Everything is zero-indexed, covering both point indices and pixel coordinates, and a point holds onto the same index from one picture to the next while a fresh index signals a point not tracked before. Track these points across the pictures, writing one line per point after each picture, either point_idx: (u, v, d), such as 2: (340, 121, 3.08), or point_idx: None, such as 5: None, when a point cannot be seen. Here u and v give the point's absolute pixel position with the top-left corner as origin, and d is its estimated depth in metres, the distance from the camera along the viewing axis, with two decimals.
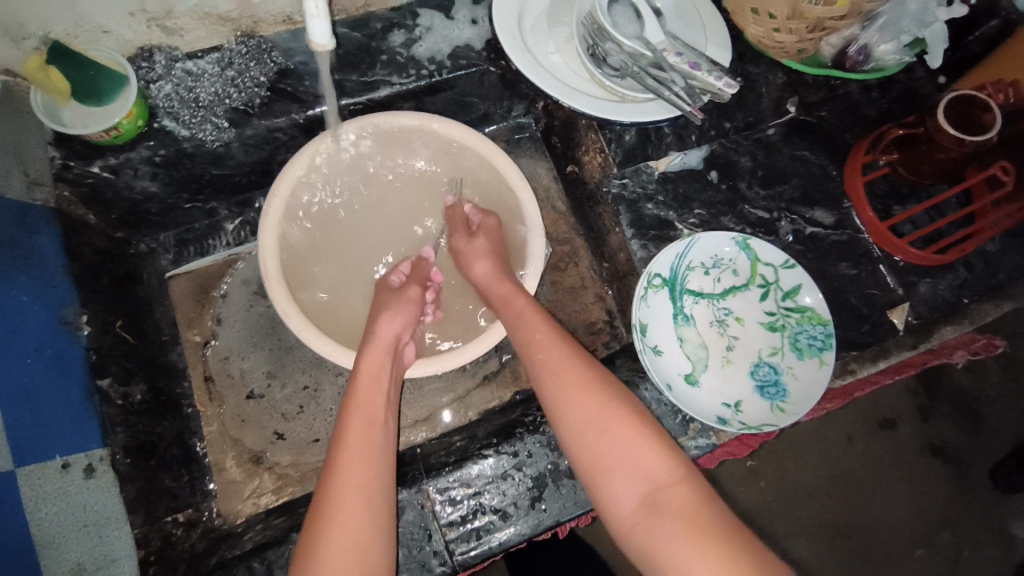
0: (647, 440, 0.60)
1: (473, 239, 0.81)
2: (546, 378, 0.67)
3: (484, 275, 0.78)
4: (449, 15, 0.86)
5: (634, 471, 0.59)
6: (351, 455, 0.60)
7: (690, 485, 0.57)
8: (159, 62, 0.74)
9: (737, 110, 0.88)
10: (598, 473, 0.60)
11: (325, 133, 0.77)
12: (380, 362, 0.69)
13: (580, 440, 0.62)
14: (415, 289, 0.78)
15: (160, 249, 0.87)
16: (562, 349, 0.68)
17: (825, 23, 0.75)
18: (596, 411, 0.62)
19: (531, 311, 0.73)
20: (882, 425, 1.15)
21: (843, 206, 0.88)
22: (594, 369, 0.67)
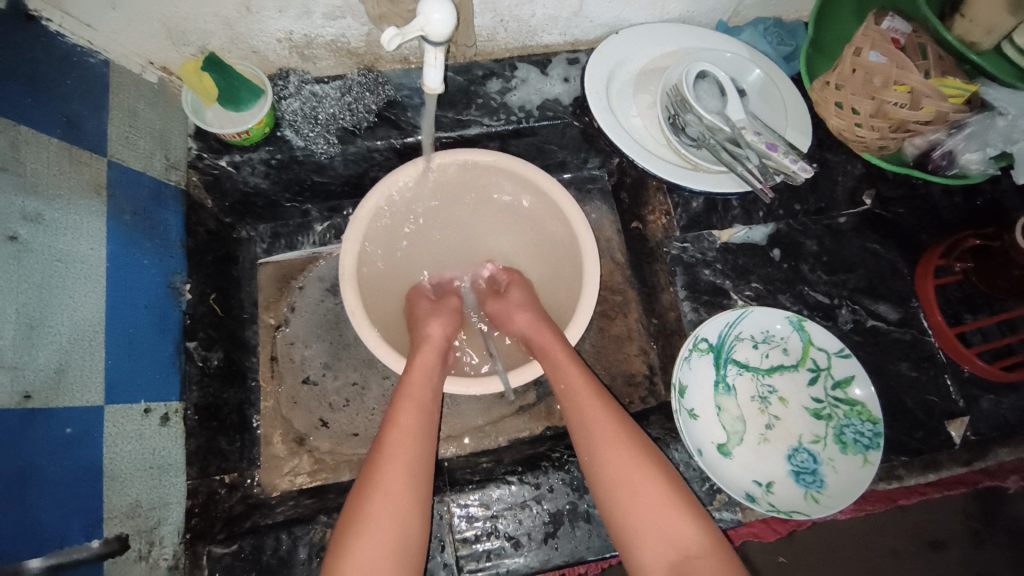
0: (678, 507, 0.63)
1: (506, 295, 0.86)
2: (579, 429, 0.70)
3: (526, 326, 0.81)
4: (544, 71, 0.94)
5: (663, 538, 0.61)
6: (403, 450, 0.66)
7: (717, 562, 0.60)
8: (292, 82, 0.86)
9: (810, 194, 0.90)
10: (627, 533, 0.63)
11: (415, 161, 0.84)
12: (428, 369, 0.74)
13: (611, 490, 0.65)
14: (454, 302, 0.85)
15: (257, 238, 0.98)
16: (591, 394, 0.72)
17: (908, 124, 0.77)
18: (633, 471, 0.65)
19: (564, 356, 0.76)
20: (929, 545, 1.05)
21: (911, 305, 0.86)
22: (625, 425, 0.69)
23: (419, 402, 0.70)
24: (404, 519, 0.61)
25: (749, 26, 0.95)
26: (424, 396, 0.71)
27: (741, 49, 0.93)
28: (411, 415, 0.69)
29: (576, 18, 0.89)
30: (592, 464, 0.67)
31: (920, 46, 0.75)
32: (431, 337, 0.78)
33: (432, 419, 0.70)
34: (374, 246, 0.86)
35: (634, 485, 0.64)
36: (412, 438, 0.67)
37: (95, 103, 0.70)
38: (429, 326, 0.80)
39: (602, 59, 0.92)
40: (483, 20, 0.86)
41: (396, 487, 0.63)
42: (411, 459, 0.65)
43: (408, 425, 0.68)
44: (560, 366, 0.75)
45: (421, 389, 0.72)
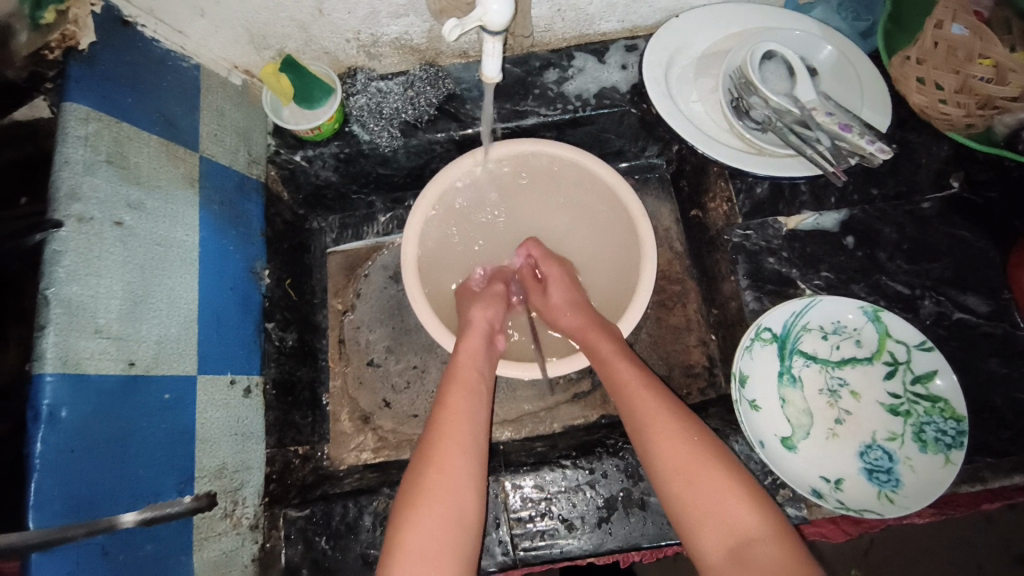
0: (736, 491, 0.61)
1: (547, 293, 0.86)
2: (630, 415, 0.70)
3: (571, 327, 0.82)
4: (602, 59, 0.94)
5: (722, 523, 0.59)
6: (456, 424, 0.69)
7: (784, 548, 0.57)
8: (359, 80, 0.91)
9: (889, 177, 0.84)
10: (685, 517, 0.62)
11: (474, 151, 0.87)
12: (478, 355, 0.76)
13: (668, 480, 0.64)
14: (500, 287, 0.87)
15: (327, 228, 1.04)
16: (640, 384, 0.71)
17: (996, 100, 0.70)
18: (688, 461, 0.63)
19: (607, 346, 0.76)
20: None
21: (1003, 297, 0.79)
22: (677, 410, 0.68)
23: (470, 381, 0.73)
24: (457, 490, 0.64)
25: (822, 1, 0.90)
26: (474, 378, 0.74)
27: (812, 27, 0.89)
28: (462, 394, 0.72)
29: (635, 4, 0.88)
30: (644, 449, 0.67)
31: (1005, 20, 0.69)
32: (472, 320, 0.80)
33: (483, 397, 0.73)
34: (434, 234, 0.90)
35: (689, 468, 0.63)
36: (464, 415, 0.70)
37: (189, 103, 0.77)
38: (472, 312, 0.82)
39: (661, 44, 0.91)
40: (542, 11, 0.86)
41: (448, 463, 0.65)
42: (463, 437, 0.68)
43: (459, 404, 0.71)
44: (606, 358, 0.75)
45: (471, 371, 0.74)
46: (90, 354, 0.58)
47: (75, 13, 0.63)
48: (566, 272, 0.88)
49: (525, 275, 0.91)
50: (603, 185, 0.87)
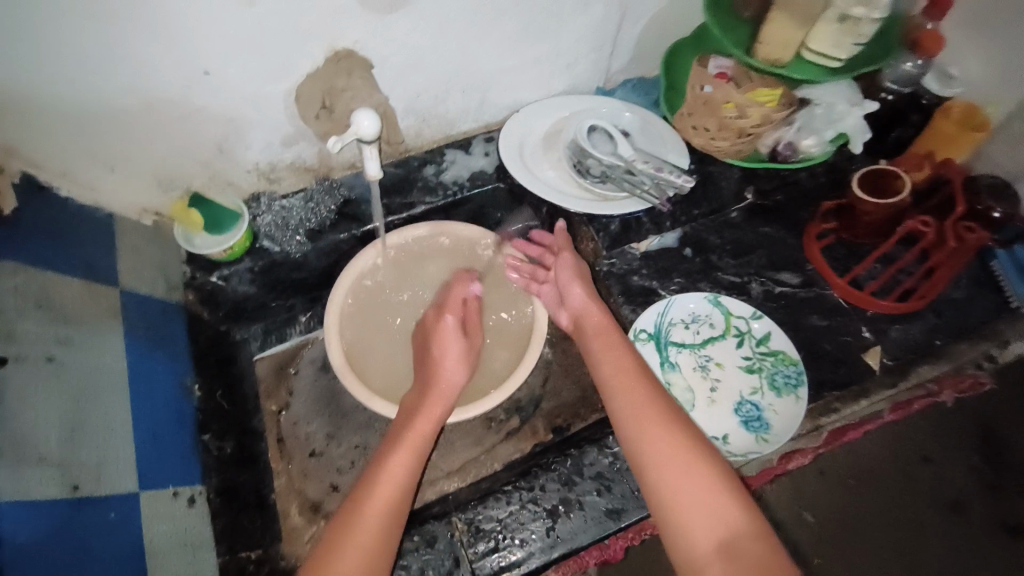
0: (725, 486, 0.65)
1: (563, 271, 0.94)
2: (627, 411, 0.73)
3: (579, 302, 0.89)
4: (467, 151, 1.15)
5: (711, 519, 0.62)
6: (388, 481, 0.74)
7: (768, 541, 0.61)
8: (263, 203, 1.03)
9: (703, 199, 1.06)
10: (671, 510, 0.64)
11: (375, 242, 1.01)
12: (428, 423, 0.82)
13: (655, 472, 0.67)
14: (473, 337, 0.92)
15: (251, 338, 1.09)
16: (638, 380, 0.76)
17: (748, 129, 1.01)
18: (678, 454, 0.67)
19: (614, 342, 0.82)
20: None
21: (807, 269, 1.02)
22: (671, 406, 0.72)
23: (414, 441, 0.79)
24: (370, 552, 0.69)
25: (621, 87, 1.19)
26: (418, 440, 0.79)
27: (619, 104, 1.15)
28: (404, 454, 0.77)
29: (484, 107, 1.11)
30: (639, 442, 0.70)
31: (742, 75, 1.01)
32: (444, 364, 0.87)
33: (421, 458, 0.78)
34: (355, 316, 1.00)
35: (682, 463, 0.66)
36: (396, 473, 0.75)
37: (104, 247, 0.85)
38: (446, 353, 0.88)
39: (510, 133, 1.13)
40: (410, 122, 1.06)
41: (366, 524, 0.70)
42: (391, 491, 0.73)
43: (396, 464, 0.76)
44: (607, 350, 0.81)
45: (420, 432, 0.80)
46: (36, 482, 0.62)
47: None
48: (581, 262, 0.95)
49: (524, 279, 1.01)
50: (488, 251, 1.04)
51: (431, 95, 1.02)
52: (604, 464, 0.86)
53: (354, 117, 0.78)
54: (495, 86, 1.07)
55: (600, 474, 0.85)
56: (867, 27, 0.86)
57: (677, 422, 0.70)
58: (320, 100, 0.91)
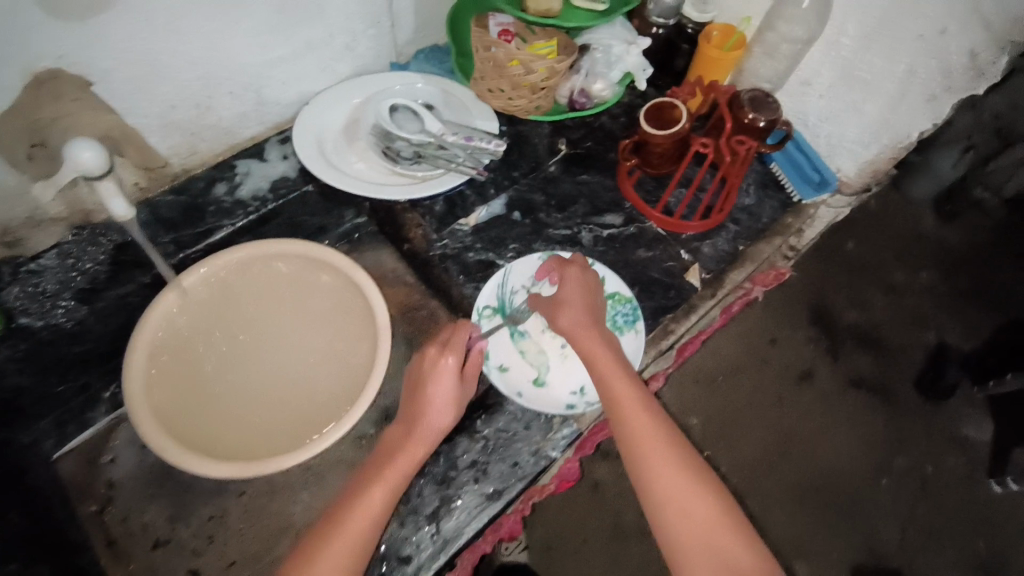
0: (726, 522, 0.65)
1: (563, 285, 0.83)
2: (630, 451, 0.69)
3: (570, 325, 0.79)
4: (262, 158, 1.02)
5: (722, 561, 0.62)
6: (363, 518, 0.69)
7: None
8: (6, 272, 0.87)
9: (520, 160, 1.08)
10: (677, 550, 0.64)
11: (167, 289, 0.85)
12: (405, 464, 0.74)
13: (647, 475, 0.68)
14: (472, 389, 0.80)
15: (42, 436, 0.88)
16: (639, 406, 0.71)
17: (539, 84, 0.94)
18: (683, 489, 0.66)
19: (606, 355, 0.76)
20: (801, 378, 1.22)
21: (625, 207, 1.06)
22: (667, 434, 0.70)
23: (392, 473, 0.73)
24: None
25: (414, 59, 1.13)
26: (396, 477, 0.73)
27: (415, 78, 1.09)
28: (382, 492, 0.71)
29: (263, 107, 0.98)
30: (645, 481, 0.68)
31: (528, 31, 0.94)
32: (430, 394, 0.78)
33: (391, 499, 0.71)
34: (163, 374, 0.82)
35: (684, 503, 0.65)
36: (365, 521, 0.68)
37: None
38: (433, 391, 0.78)
39: (304, 129, 1.01)
40: (175, 141, 0.91)
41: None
42: (358, 534, 0.68)
43: (370, 508, 0.69)
44: (608, 377, 0.74)
45: (399, 471, 0.73)
46: None
47: None
48: (594, 286, 0.83)
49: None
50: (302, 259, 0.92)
51: (191, 105, 0.88)
52: (478, 449, 0.83)
53: (68, 149, 0.61)
54: (268, 82, 0.95)
55: (476, 461, 0.83)
56: None
57: (666, 430, 0.70)
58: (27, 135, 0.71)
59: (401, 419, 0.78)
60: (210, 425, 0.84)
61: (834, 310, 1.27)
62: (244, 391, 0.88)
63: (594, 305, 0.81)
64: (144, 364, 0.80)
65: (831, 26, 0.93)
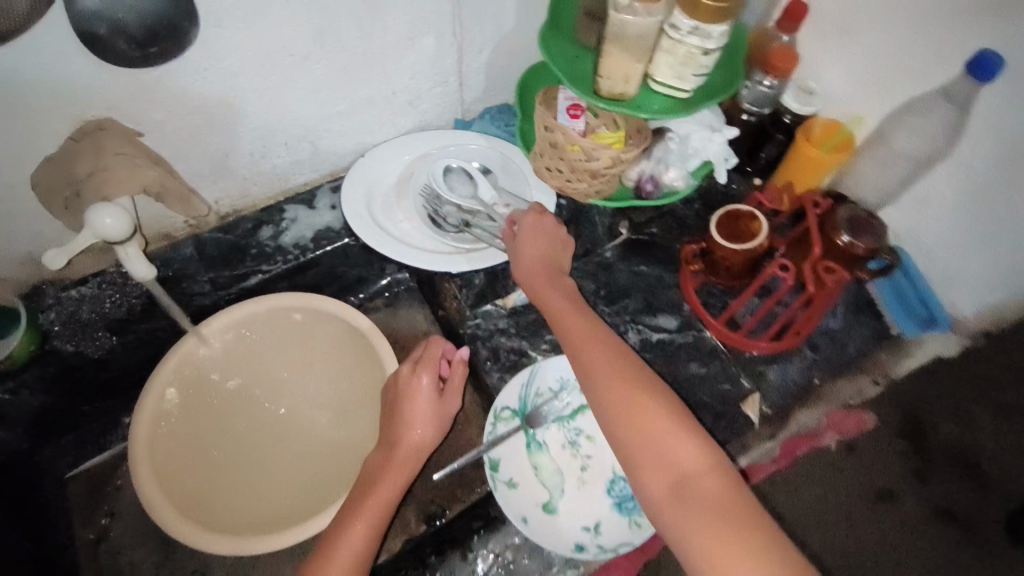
0: (676, 427, 0.66)
1: (533, 237, 0.88)
2: (599, 380, 0.71)
3: (523, 221, 0.89)
4: (311, 206, 1.01)
5: (667, 463, 0.64)
6: (356, 553, 0.70)
7: (717, 476, 0.63)
8: (49, 295, 0.85)
9: (576, 240, 1.00)
10: (630, 463, 0.66)
11: (188, 339, 0.85)
12: (392, 484, 0.76)
13: (601, 374, 0.72)
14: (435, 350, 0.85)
15: (60, 454, 0.93)
16: (602, 349, 0.74)
17: (601, 172, 0.86)
18: (646, 421, 0.67)
19: (592, 338, 0.76)
20: (885, 496, 1.06)
21: (684, 309, 0.94)
22: (662, 395, 0.69)
23: (382, 493, 0.75)
24: None
25: (479, 118, 1.08)
26: (386, 499, 0.75)
27: (476, 139, 1.04)
28: (370, 520, 0.73)
29: (318, 156, 0.97)
30: (607, 407, 0.69)
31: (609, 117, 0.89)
32: (410, 430, 0.80)
33: (382, 522, 0.73)
34: (175, 426, 0.84)
35: (646, 434, 0.66)
36: (361, 541, 0.71)
37: None
38: (411, 430, 0.80)
39: (356, 182, 1.00)
40: (227, 185, 0.91)
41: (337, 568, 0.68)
42: (355, 550, 0.70)
43: (364, 529, 0.72)
44: (592, 351, 0.74)
45: (381, 503, 0.74)
46: None
47: None
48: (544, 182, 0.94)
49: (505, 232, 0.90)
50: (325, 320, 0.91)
51: (244, 153, 0.87)
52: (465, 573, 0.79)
53: (89, 213, 0.61)
54: (324, 135, 0.94)
55: None
56: (707, 57, 0.77)
57: (669, 402, 0.68)
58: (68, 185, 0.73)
59: (383, 439, 0.81)
60: (207, 479, 0.84)
61: (931, 425, 1.09)
62: (249, 448, 0.89)
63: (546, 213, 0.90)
64: (156, 414, 0.81)
65: (962, 148, 0.80)
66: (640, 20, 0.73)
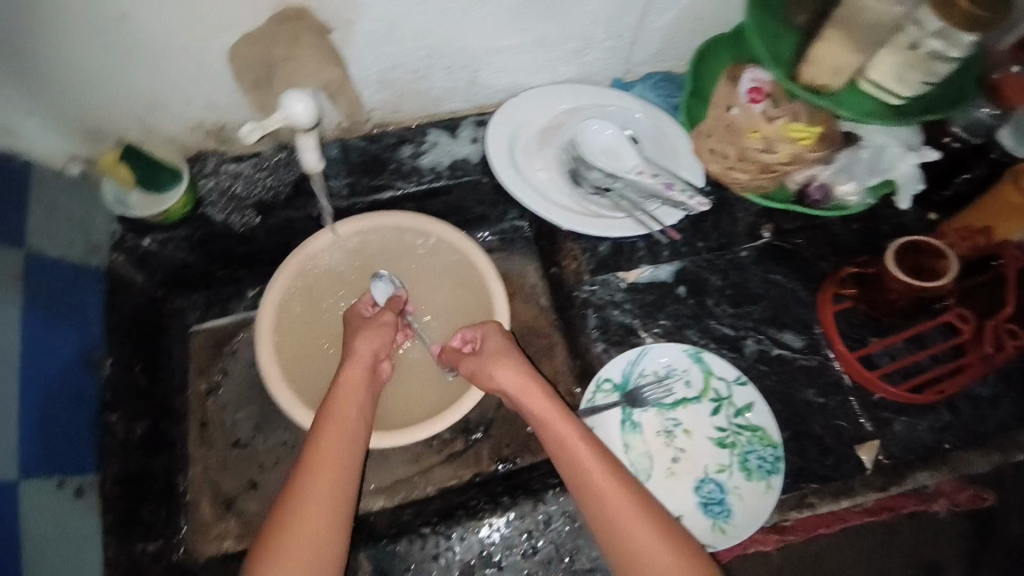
0: (658, 530, 0.65)
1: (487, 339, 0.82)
2: (584, 486, 0.69)
3: (502, 371, 0.78)
4: (453, 134, 1.00)
5: (658, 573, 0.63)
6: (329, 469, 0.69)
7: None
8: (210, 163, 0.90)
9: (712, 232, 0.93)
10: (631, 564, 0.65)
11: (323, 230, 0.89)
12: (355, 418, 0.74)
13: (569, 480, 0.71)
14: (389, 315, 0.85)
15: (190, 308, 0.99)
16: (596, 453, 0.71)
17: (774, 167, 0.80)
18: (629, 519, 0.66)
19: (572, 437, 0.72)
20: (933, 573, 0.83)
21: (813, 331, 0.88)
22: (634, 488, 0.69)
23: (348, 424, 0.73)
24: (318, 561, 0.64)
25: (641, 82, 0.99)
26: (352, 430, 0.73)
27: (632, 104, 0.96)
28: (332, 451, 0.70)
29: (474, 87, 0.94)
30: (606, 504, 0.67)
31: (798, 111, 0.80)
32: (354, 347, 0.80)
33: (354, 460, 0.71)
34: (293, 314, 0.89)
35: (630, 531, 0.65)
36: (330, 486, 0.68)
37: (15, 199, 0.74)
38: (360, 344, 0.81)
39: (504, 121, 0.97)
40: (382, 96, 0.91)
41: (311, 520, 0.65)
42: (337, 475, 0.69)
43: (334, 462, 0.70)
44: (568, 445, 0.71)
45: (350, 420, 0.74)
46: None
47: None
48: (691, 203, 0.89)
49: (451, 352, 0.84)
50: (443, 242, 0.91)
51: (409, 69, 0.87)
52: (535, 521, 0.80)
53: (283, 98, 0.63)
54: (485, 67, 0.91)
55: (529, 533, 0.79)
56: (942, 65, 0.68)
57: (638, 494, 0.68)
58: (258, 65, 0.75)
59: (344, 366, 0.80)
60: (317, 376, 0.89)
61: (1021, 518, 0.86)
62: None
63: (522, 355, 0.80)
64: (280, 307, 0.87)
65: None
66: (881, 6, 0.67)
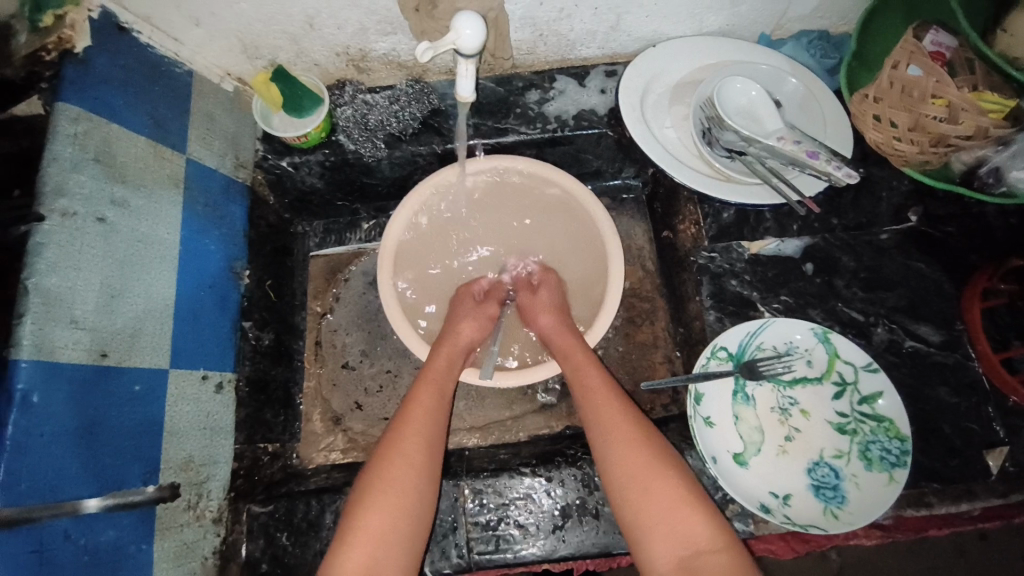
0: (686, 499, 0.66)
1: (537, 294, 0.89)
2: (603, 445, 0.73)
3: (549, 329, 0.85)
4: (582, 83, 0.97)
5: (677, 534, 0.65)
6: (413, 429, 0.73)
7: (727, 552, 0.63)
8: (347, 92, 0.93)
9: (851, 209, 0.88)
10: (639, 528, 0.66)
11: (452, 165, 0.89)
12: (442, 376, 0.79)
13: (622, 487, 0.69)
14: (492, 307, 0.89)
15: (311, 233, 1.08)
16: (618, 407, 0.75)
17: (949, 139, 0.74)
18: (645, 468, 0.69)
19: (603, 396, 0.76)
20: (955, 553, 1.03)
21: (954, 328, 0.83)
22: (655, 444, 0.71)
23: (436, 383, 0.78)
24: (399, 512, 0.67)
25: (792, 39, 0.94)
26: (436, 398, 0.77)
27: (782, 63, 0.91)
28: (422, 410, 0.75)
29: (614, 33, 0.91)
30: (607, 463, 0.71)
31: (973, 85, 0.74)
32: (457, 329, 0.85)
33: (441, 420, 0.76)
34: (409, 251, 0.91)
35: (645, 482, 0.68)
36: (415, 441, 0.72)
37: (178, 107, 0.79)
38: (460, 325, 0.85)
39: (638, 72, 0.93)
40: (523, 35, 0.89)
41: (396, 472, 0.69)
42: (423, 431, 0.73)
43: (419, 421, 0.74)
44: (595, 399, 0.76)
45: (438, 389, 0.78)
46: (64, 343, 0.60)
47: (72, 18, 0.67)
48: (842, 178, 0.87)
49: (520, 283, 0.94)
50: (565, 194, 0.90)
51: (556, 7, 0.83)
52: None
53: (455, 21, 0.66)
54: (632, 11, 0.86)
55: None
56: None
57: (667, 459, 0.70)
58: None
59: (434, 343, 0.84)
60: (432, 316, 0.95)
61: None
62: None
63: (566, 309, 0.88)
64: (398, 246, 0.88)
65: None
66: None
